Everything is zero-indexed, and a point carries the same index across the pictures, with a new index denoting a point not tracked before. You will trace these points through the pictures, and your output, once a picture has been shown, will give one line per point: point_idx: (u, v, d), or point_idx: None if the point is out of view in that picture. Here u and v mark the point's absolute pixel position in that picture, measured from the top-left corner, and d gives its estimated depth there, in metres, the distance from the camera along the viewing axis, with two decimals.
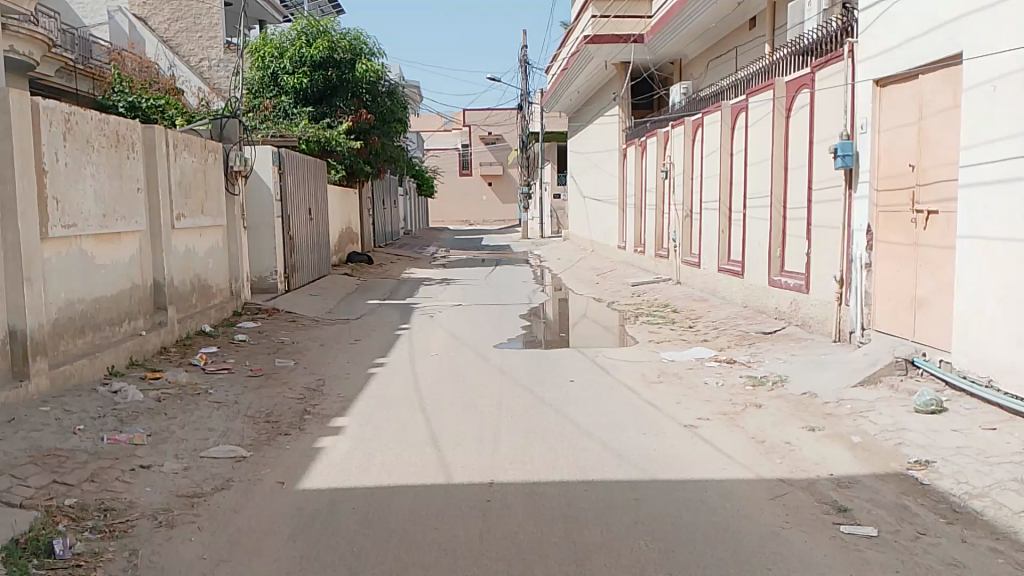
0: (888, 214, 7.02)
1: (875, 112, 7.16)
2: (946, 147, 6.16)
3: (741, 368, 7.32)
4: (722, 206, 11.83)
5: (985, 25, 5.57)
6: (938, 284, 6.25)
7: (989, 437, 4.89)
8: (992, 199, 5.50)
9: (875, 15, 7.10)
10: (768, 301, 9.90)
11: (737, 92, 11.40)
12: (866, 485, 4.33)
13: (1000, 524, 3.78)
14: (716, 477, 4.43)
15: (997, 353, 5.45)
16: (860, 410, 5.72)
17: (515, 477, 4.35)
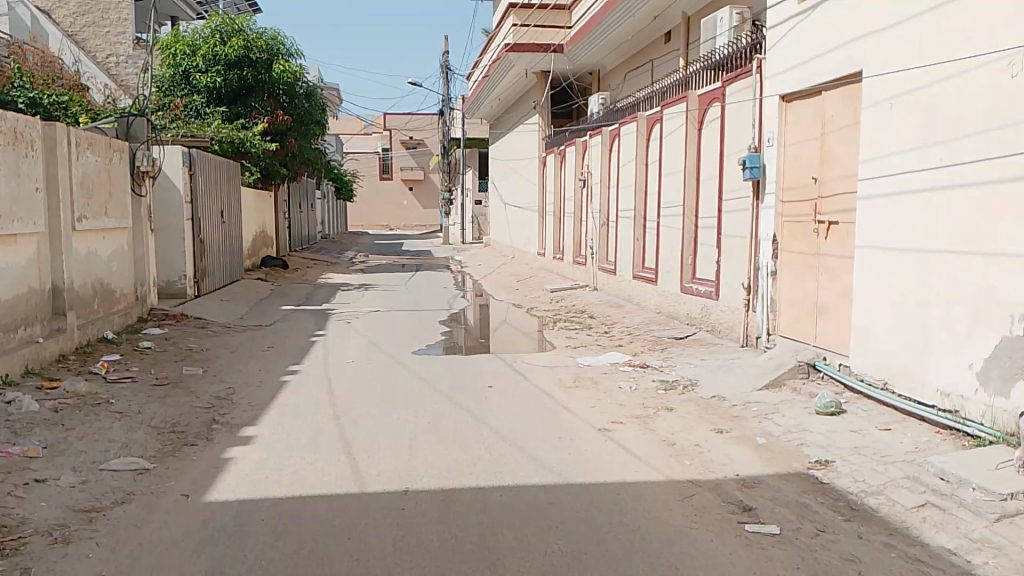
0: (791, 224, 7.32)
1: (781, 126, 7.45)
2: (845, 161, 6.47)
3: (654, 372, 7.49)
4: (637, 215, 12.09)
5: (882, 45, 5.87)
6: (837, 291, 6.56)
7: (883, 437, 5.16)
8: (888, 211, 5.79)
9: (781, 33, 7.40)
10: (680, 307, 10.18)
11: (653, 103, 11.69)
12: (769, 484, 4.50)
13: (894, 521, 3.98)
14: (627, 480, 4.52)
15: (892, 358, 5.74)
16: (765, 412, 5.93)
17: (430, 485, 4.33)
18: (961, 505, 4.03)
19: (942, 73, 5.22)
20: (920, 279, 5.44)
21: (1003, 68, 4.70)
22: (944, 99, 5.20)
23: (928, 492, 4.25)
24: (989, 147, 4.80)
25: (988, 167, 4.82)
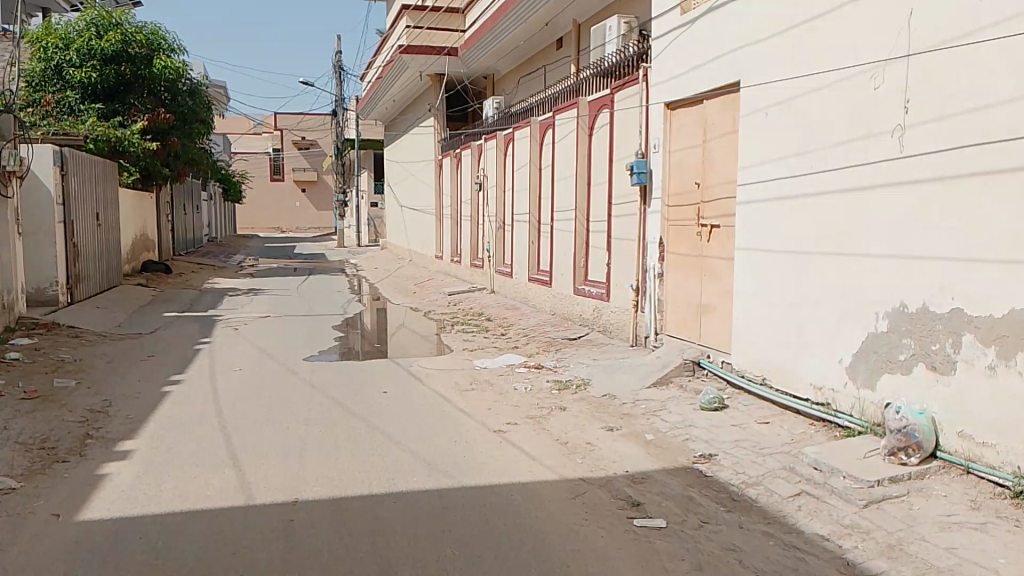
0: (676, 228, 7.59)
1: (666, 133, 7.72)
2: (725, 167, 6.77)
3: (548, 373, 7.60)
4: (532, 218, 12.25)
5: (757, 56, 6.17)
6: (719, 292, 6.85)
7: (762, 430, 5.42)
8: (766, 215, 6.08)
9: (665, 44, 7.67)
10: (573, 309, 10.37)
11: (545, 109, 11.89)
12: (657, 479, 4.65)
13: (771, 510, 4.19)
14: (521, 480, 4.57)
15: (771, 354, 6.04)
16: (653, 409, 6.13)
17: (320, 494, 4.25)
18: (833, 493, 4.29)
19: (813, 84, 5.53)
20: (794, 279, 5.76)
21: (867, 81, 5.04)
22: (816, 109, 5.52)
23: (803, 481, 4.51)
24: (857, 154, 5.12)
25: (855, 173, 5.14)
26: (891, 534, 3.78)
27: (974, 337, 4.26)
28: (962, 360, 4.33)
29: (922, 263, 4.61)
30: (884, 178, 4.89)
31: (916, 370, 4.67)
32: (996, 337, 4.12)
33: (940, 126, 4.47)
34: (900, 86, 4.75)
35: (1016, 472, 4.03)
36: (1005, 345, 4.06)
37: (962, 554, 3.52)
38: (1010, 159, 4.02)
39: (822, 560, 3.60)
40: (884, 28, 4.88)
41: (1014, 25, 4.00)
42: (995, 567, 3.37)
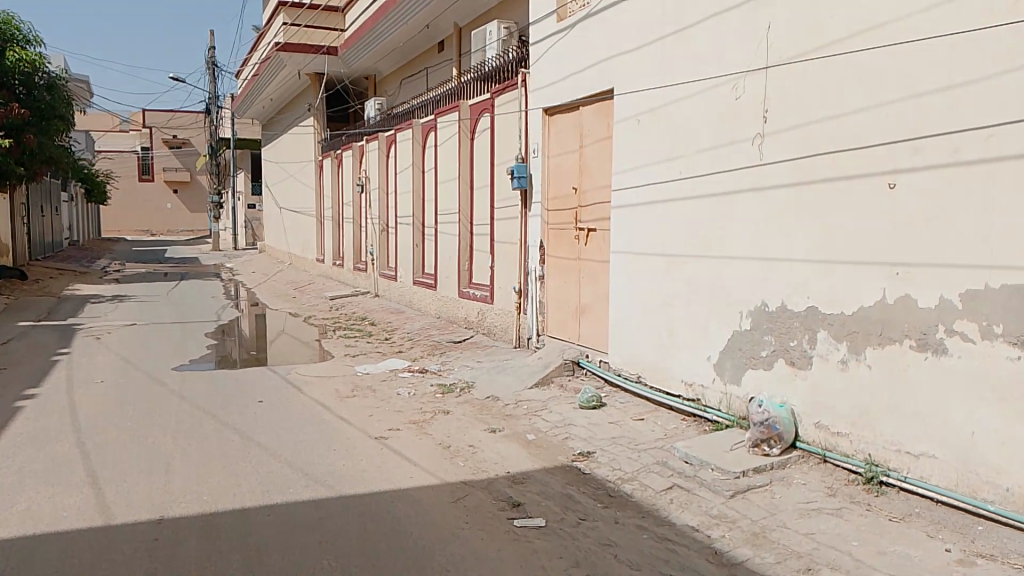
0: (556, 231, 7.73)
1: (545, 138, 7.84)
2: (601, 172, 6.95)
3: (432, 377, 7.57)
4: (415, 221, 12.19)
5: (629, 64, 6.38)
6: (597, 293, 7.03)
7: (638, 427, 5.61)
8: (639, 219, 6.29)
9: (543, 50, 7.80)
10: (458, 312, 10.38)
11: (427, 111, 11.83)
12: (537, 479, 4.72)
13: (645, 504, 4.34)
14: (402, 487, 4.53)
15: (645, 353, 6.24)
16: (534, 410, 6.22)
17: (189, 510, 4.07)
18: (702, 485, 4.48)
19: (681, 92, 5.77)
20: (666, 280, 5.98)
21: (730, 92, 5.30)
22: (684, 117, 5.75)
23: (675, 474, 4.69)
24: (722, 161, 5.37)
25: (721, 179, 5.40)
26: (755, 522, 3.99)
27: (828, 333, 4.56)
28: (818, 355, 4.63)
29: (781, 264, 4.90)
30: (746, 184, 5.16)
31: (777, 366, 4.94)
32: (847, 333, 4.44)
33: (795, 134, 4.76)
34: (760, 98, 5.03)
35: (867, 459, 4.34)
36: (855, 340, 4.38)
37: (819, 539, 3.76)
38: (858, 166, 4.34)
39: (692, 550, 3.75)
40: (744, 41, 5.16)
41: (860, 41, 4.32)
42: (849, 550, 3.62)
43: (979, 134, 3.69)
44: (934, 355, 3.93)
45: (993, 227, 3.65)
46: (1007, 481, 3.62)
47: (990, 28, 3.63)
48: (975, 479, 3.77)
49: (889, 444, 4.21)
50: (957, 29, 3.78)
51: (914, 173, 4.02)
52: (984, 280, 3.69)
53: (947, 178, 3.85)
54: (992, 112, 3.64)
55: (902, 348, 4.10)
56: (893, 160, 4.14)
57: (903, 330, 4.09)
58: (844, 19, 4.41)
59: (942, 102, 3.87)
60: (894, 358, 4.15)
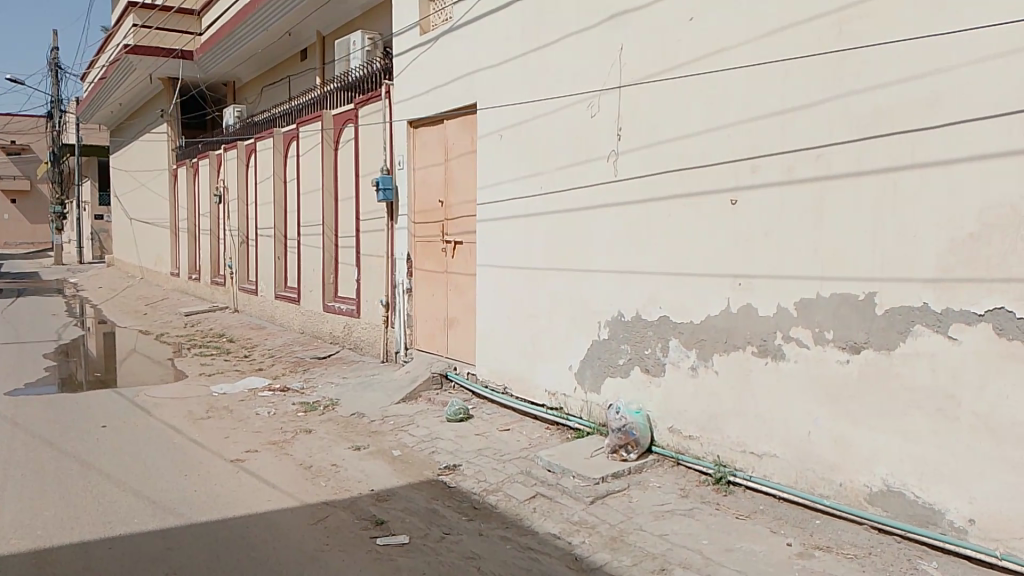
0: (423, 244, 7.70)
1: (409, 150, 7.80)
2: (466, 186, 6.99)
3: (293, 395, 7.34)
4: (277, 233, 11.82)
5: (491, 80, 6.46)
6: (464, 305, 7.05)
7: (504, 438, 5.66)
8: (504, 233, 6.36)
9: (406, 63, 7.76)
10: (323, 327, 10.13)
11: (288, 120, 11.51)
12: (402, 495, 4.68)
13: (510, 514, 4.38)
14: (260, 510, 4.37)
15: (511, 364, 6.31)
16: (400, 425, 6.15)
17: (21, 548, 3.75)
18: (564, 492, 4.58)
19: (542, 108, 5.89)
20: (531, 292, 6.07)
21: (587, 109, 5.47)
22: (544, 133, 5.88)
23: (538, 483, 4.76)
24: (581, 176, 5.52)
25: (581, 194, 5.54)
26: (614, 526, 4.12)
27: (679, 340, 4.78)
28: (671, 362, 4.84)
29: (637, 275, 5.09)
30: (605, 199, 5.32)
31: (633, 373, 5.13)
32: (697, 340, 4.67)
33: (648, 152, 4.97)
34: (615, 116, 5.22)
35: (717, 460, 4.58)
36: (704, 348, 4.62)
37: (672, 539, 3.92)
38: (704, 183, 4.59)
39: (553, 558, 3.82)
40: (600, 61, 5.34)
41: (704, 64, 4.58)
42: (700, 548, 3.80)
43: (811, 155, 3.99)
44: (773, 360, 4.21)
45: (823, 241, 3.95)
46: (840, 476, 3.91)
47: (819, 56, 3.94)
48: (812, 475, 4.05)
49: (736, 445, 4.46)
50: (792, 57, 4.08)
51: (755, 190, 4.29)
52: (816, 289, 3.98)
53: (784, 196, 4.14)
54: (821, 135, 3.94)
55: (746, 355, 4.36)
56: (735, 178, 4.40)
57: (746, 338, 4.35)
58: (691, 44, 4.66)
59: (778, 124, 4.16)
60: (738, 364, 4.40)
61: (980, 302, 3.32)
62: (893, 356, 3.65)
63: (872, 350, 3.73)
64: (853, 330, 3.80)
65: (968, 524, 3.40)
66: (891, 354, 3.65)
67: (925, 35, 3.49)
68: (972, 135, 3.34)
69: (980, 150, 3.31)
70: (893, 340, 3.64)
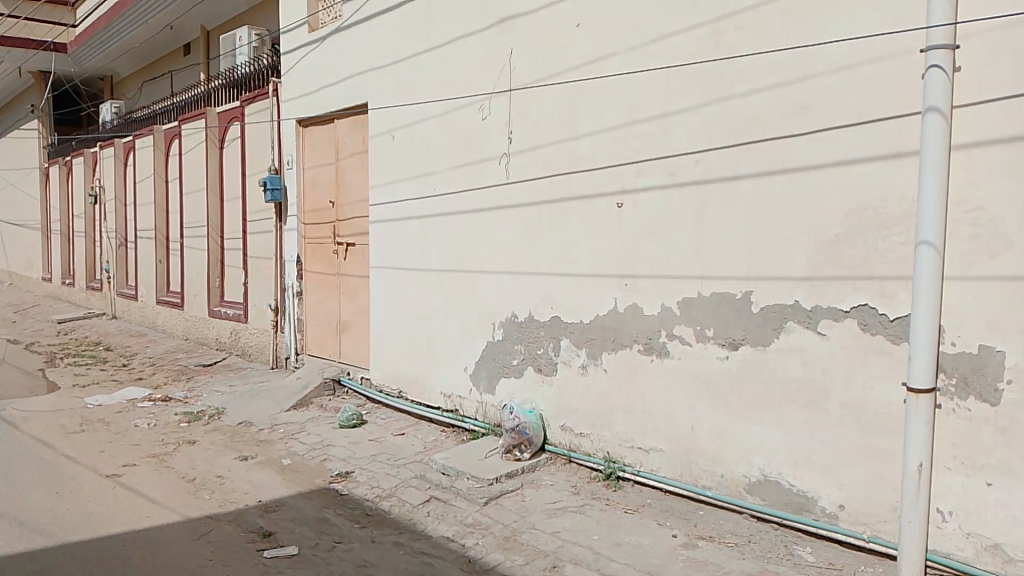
0: (313, 246, 7.52)
1: (298, 150, 7.61)
2: (358, 187, 6.88)
3: (176, 405, 7.03)
4: (159, 235, 11.30)
5: (381, 80, 6.37)
6: (357, 308, 6.94)
7: (397, 442, 5.60)
8: (397, 235, 6.30)
9: (294, 61, 7.56)
10: (208, 333, 9.76)
11: (169, 117, 11.02)
12: (291, 505, 4.56)
13: (403, 519, 4.34)
14: (139, 527, 4.16)
15: (404, 368, 6.26)
16: (290, 432, 5.99)
17: None
18: (458, 494, 4.57)
19: (432, 110, 5.87)
20: (424, 294, 6.03)
21: (477, 111, 5.48)
22: (436, 134, 5.86)
23: (432, 487, 4.73)
24: (472, 178, 5.53)
25: (473, 196, 5.55)
26: (506, 527, 4.14)
27: (570, 340, 4.86)
28: (562, 361, 4.92)
29: (528, 277, 5.14)
30: (496, 201, 5.35)
31: (527, 373, 5.18)
32: (587, 340, 4.75)
33: (537, 155, 5.02)
34: (505, 118, 5.26)
35: (607, 456, 4.68)
36: (593, 347, 4.71)
37: (564, 537, 3.98)
38: (591, 186, 4.68)
39: (446, 561, 3.81)
40: (490, 64, 5.36)
41: (590, 69, 4.67)
42: (590, 544, 3.87)
43: (691, 159, 4.13)
44: (659, 358, 4.34)
45: (703, 243, 4.10)
46: (721, 468, 4.07)
47: (699, 64, 4.08)
48: (696, 468, 4.19)
49: (625, 441, 4.57)
50: (673, 64, 4.21)
51: (639, 193, 4.41)
52: (697, 289, 4.13)
53: (665, 199, 4.27)
54: (701, 140, 4.09)
55: (633, 353, 4.47)
56: (620, 182, 4.51)
57: (633, 336, 4.46)
58: (578, 49, 4.74)
59: (660, 129, 4.28)
60: (626, 361, 4.51)
61: (845, 299, 3.53)
62: (768, 352, 3.82)
63: (749, 346, 3.89)
64: (731, 327, 3.96)
65: (838, 509, 3.59)
66: (767, 349, 3.82)
67: (796, 46, 3.67)
68: (836, 141, 3.54)
69: (844, 156, 3.51)
70: (768, 336, 3.82)
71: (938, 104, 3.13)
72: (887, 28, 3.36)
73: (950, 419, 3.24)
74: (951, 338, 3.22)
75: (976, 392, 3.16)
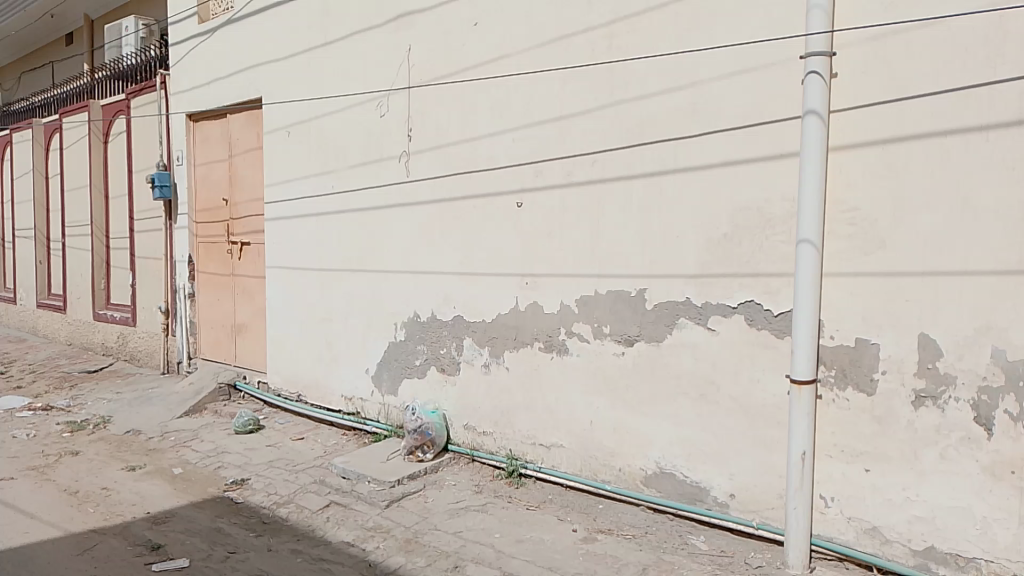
0: (206, 245, 7.25)
1: (189, 145, 7.32)
2: (252, 184, 6.68)
3: (59, 414, 6.64)
4: (39, 235, 10.66)
5: (277, 74, 6.20)
6: (253, 310, 6.74)
7: (296, 447, 5.47)
8: (293, 234, 6.14)
9: (183, 52, 7.26)
10: (94, 337, 9.27)
11: (49, 110, 10.40)
12: (182, 516, 4.38)
13: (302, 526, 4.24)
14: (15, 545, 3.91)
15: (304, 370, 6.11)
16: (183, 440, 5.76)
17: None
18: (358, 498, 4.49)
19: (330, 106, 5.75)
20: (323, 294, 5.90)
21: (376, 108, 5.40)
22: (333, 132, 5.75)
23: (332, 492, 4.64)
24: (371, 177, 5.45)
25: (372, 194, 5.47)
26: (408, 529, 4.09)
27: (472, 340, 4.85)
28: (465, 361, 4.91)
29: (429, 276, 5.11)
30: (395, 200, 5.29)
31: (429, 374, 5.14)
32: (489, 339, 4.76)
33: (437, 154, 4.99)
34: (403, 115, 5.20)
35: (509, 454, 4.70)
36: (495, 346, 4.72)
37: (466, 536, 3.97)
38: (491, 184, 4.68)
39: (346, 567, 3.75)
40: (388, 60, 5.29)
41: (488, 68, 4.67)
42: (492, 542, 3.88)
43: (587, 160, 4.20)
44: (558, 355, 4.38)
45: (599, 242, 4.17)
46: (619, 462, 4.15)
47: (594, 66, 4.14)
48: (595, 463, 4.26)
49: (526, 439, 4.59)
50: (569, 65, 4.26)
51: (537, 193, 4.45)
52: (594, 287, 4.19)
53: (564, 199, 4.32)
54: (596, 141, 4.16)
55: (533, 351, 4.50)
56: (519, 181, 4.54)
57: (534, 335, 4.49)
58: (476, 47, 4.73)
59: (557, 130, 4.33)
60: (527, 360, 4.54)
61: (733, 295, 3.65)
62: (661, 347, 3.92)
63: (644, 342, 3.98)
64: (626, 324, 4.04)
65: (729, 499, 3.72)
66: (661, 345, 3.92)
67: (686, 49, 3.77)
68: (723, 143, 3.66)
69: (731, 158, 3.64)
70: (661, 332, 3.91)
71: (816, 106, 3.27)
72: (769, 35, 3.49)
73: (830, 408, 3.39)
74: (830, 332, 3.38)
75: (853, 383, 3.33)
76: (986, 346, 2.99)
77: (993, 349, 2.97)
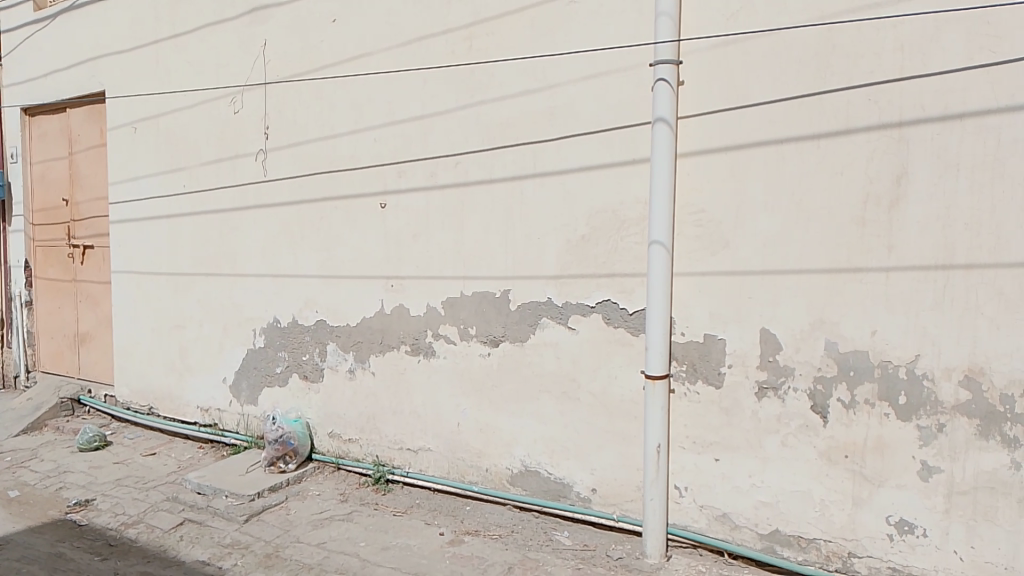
0: (44, 249, 6.75)
1: (25, 141, 6.79)
2: (95, 184, 6.27)
3: None
4: None
5: (122, 67, 5.84)
6: (97, 318, 6.33)
7: (148, 463, 5.17)
8: (142, 237, 5.81)
9: (16, 41, 6.73)
10: None
11: None
12: (17, 543, 4.05)
13: (152, 546, 4.01)
14: None
15: (156, 381, 5.79)
16: (19, 461, 5.33)
17: None
18: (216, 514, 4.29)
19: (181, 102, 5.47)
20: (176, 300, 5.61)
21: (231, 104, 5.18)
22: (185, 129, 5.47)
23: (186, 508, 4.41)
24: (227, 176, 5.23)
25: (227, 195, 5.24)
26: (268, 543, 3.95)
27: (336, 345, 4.74)
28: (328, 366, 4.79)
29: (289, 279, 4.95)
30: (252, 201, 5.10)
31: (291, 381, 4.99)
32: (353, 343, 4.66)
33: (296, 153, 4.85)
34: (260, 113, 5.02)
35: (375, 460, 4.63)
36: (360, 350, 4.63)
37: (330, 546, 3.87)
38: (353, 185, 4.59)
39: None
40: (243, 55, 5.09)
41: (348, 67, 4.58)
42: (357, 551, 3.80)
43: (449, 161, 4.18)
44: (424, 358, 4.35)
45: (462, 243, 4.16)
46: (486, 462, 4.16)
47: (454, 66, 4.13)
48: (463, 465, 4.25)
49: (393, 444, 4.53)
50: (429, 66, 4.23)
51: (400, 194, 4.40)
52: (459, 288, 4.19)
53: (427, 200, 4.29)
54: (458, 143, 4.15)
55: (399, 354, 4.45)
56: (381, 182, 4.47)
57: (400, 337, 4.44)
58: (335, 45, 4.62)
59: (419, 130, 4.29)
60: (392, 364, 4.49)
61: (591, 295, 3.73)
62: (525, 347, 3.96)
63: (509, 343, 4.01)
64: (491, 325, 4.06)
65: (591, 493, 3.80)
66: (524, 345, 3.96)
67: (543, 53, 3.83)
68: (580, 147, 3.73)
69: (588, 161, 3.72)
70: (524, 333, 3.95)
71: (665, 114, 3.38)
72: (621, 41, 3.59)
73: (683, 402, 3.53)
74: (681, 329, 3.52)
75: (703, 376, 3.47)
76: (820, 339, 3.19)
77: (826, 342, 3.18)
